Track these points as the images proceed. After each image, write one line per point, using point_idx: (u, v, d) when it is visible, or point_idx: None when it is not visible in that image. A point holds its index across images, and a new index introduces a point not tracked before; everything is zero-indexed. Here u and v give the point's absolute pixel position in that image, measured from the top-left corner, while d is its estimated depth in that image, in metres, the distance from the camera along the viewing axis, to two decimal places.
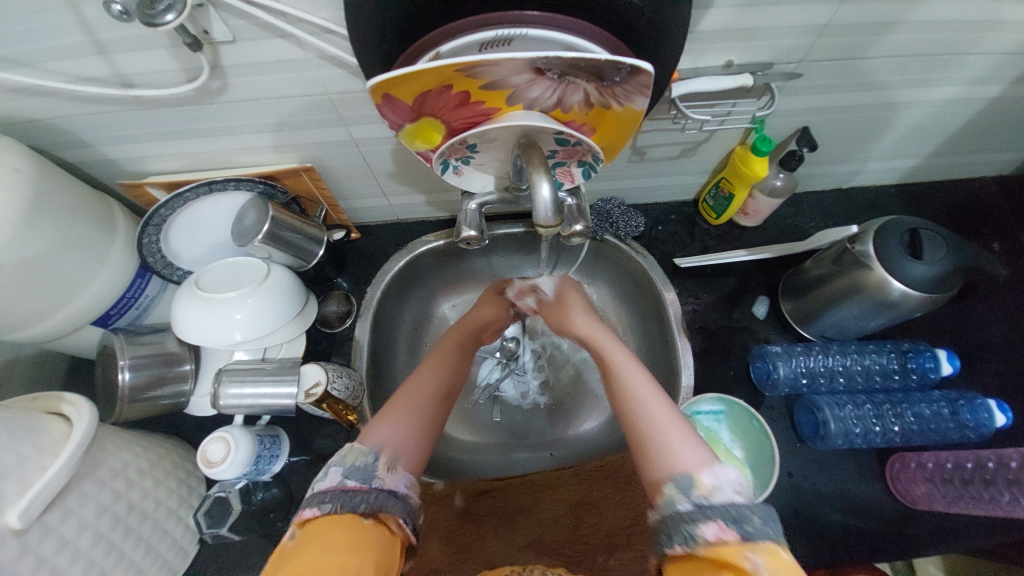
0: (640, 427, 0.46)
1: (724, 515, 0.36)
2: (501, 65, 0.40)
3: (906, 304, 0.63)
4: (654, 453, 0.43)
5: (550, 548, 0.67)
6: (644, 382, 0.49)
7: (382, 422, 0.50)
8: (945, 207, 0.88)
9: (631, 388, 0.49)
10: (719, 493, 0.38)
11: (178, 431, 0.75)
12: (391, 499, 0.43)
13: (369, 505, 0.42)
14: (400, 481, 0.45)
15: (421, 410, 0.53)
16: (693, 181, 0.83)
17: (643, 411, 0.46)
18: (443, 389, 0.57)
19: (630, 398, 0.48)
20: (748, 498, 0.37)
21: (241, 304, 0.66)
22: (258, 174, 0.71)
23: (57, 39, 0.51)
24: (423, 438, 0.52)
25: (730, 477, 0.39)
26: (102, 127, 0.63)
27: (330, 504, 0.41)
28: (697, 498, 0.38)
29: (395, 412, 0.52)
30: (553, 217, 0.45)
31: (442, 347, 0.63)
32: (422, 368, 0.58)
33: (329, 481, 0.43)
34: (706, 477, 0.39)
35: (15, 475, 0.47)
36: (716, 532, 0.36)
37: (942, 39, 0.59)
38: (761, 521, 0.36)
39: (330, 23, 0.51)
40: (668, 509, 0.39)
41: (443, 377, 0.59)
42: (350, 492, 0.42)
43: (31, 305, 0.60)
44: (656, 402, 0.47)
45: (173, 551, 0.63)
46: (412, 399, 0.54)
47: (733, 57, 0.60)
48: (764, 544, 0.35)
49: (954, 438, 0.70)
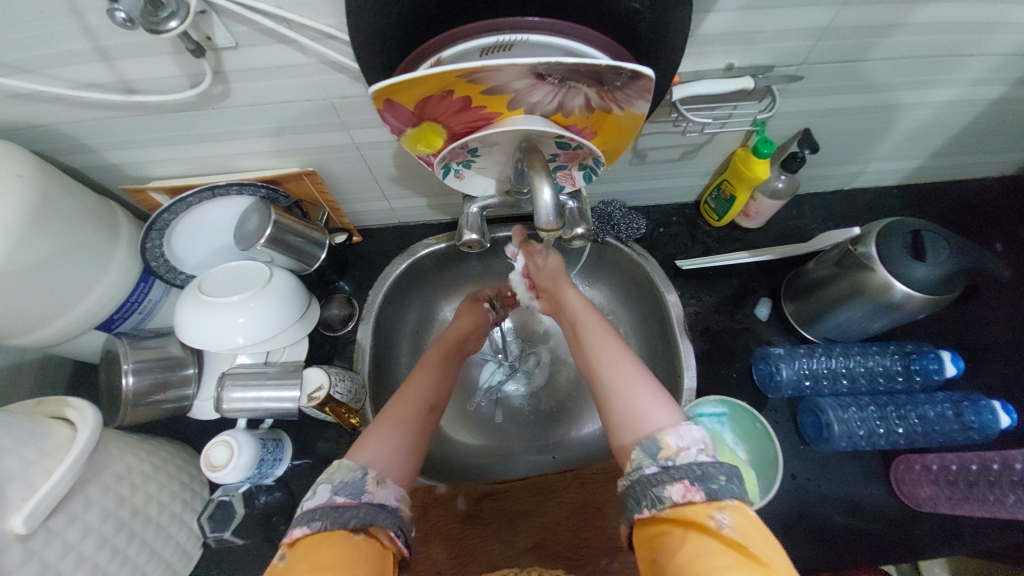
0: (608, 392, 0.48)
1: (689, 475, 0.38)
2: (502, 70, 0.40)
3: (909, 306, 0.63)
4: (622, 419, 0.45)
5: (553, 551, 0.67)
6: (616, 355, 0.51)
7: (369, 438, 0.51)
8: (947, 208, 0.88)
9: (602, 357, 0.52)
10: (685, 453, 0.40)
11: (181, 435, 0.75)
12: (381, 513, 0.43)
13: (360, 519, 0.42)
14: (389, 494, 0.46)
15: (406, 424, 0.54)
16: (694, 183, 0.83)
17: (612, 378, 0.49)
18: (428, 402, 0.58)
19: (601, 367, 0.51)
20: (712, 456, 0.39)
21: (244, 309, 0.66)
22: (261, 178, 0.71)
23: (61, 46, 0.52)
24: (412, 450, 0.52)
25: (694, 436, 0.41)
26: (105, 133, 0.63)
27: (319, 522, 0.41)
28: (662, 459, 0.40)
29: (382, 426, 0.53)
30: (556, 220, 0.45)
31: (426, 360, 0.64)
32: (408, 383, 0.60)
33: (318, 499, 0.43)
34: (670, 438, 0.41)
35: (20, 480, 0.47)
36: (682, 493, 0.38)
37: (944, 41, 0.59)
38: (726, 479, 0.38)
39: (332, 29, 0.51)
40: (636, 472, 0.41)
41: (427, 389, 0.60)
42: (339, 508, 0.42)
43: (35, 310, 0.60)
44: (624, 368, 0.49)
45: (176, 555, 0.63)
46: (398, 414, 0.55)
47: (734, 60, 0.60)
48: (729, 499, 0.37)
49: (958, 439, 0.70)
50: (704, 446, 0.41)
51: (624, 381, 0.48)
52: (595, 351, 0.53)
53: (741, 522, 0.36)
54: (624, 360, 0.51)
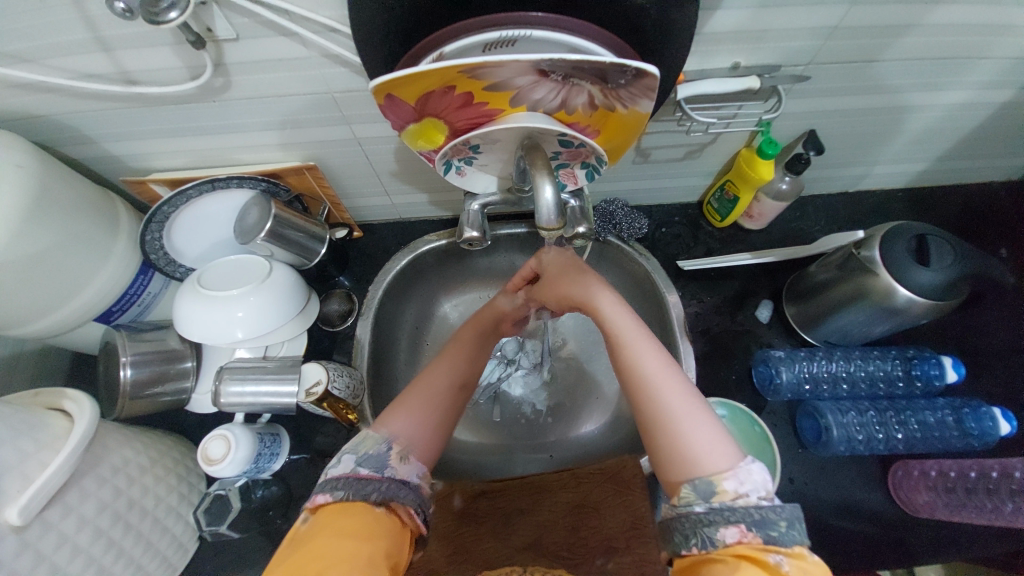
0: (655, 416, 0.44)
1: (747, 519, 0.38)
2: (504, 66, 0.40)
3: (911, 311, 0.62)
4: (670, 453, 0.43)
5: (548, 550, 0.66)
6: (664, 372, 0.46)
7: (395, 414, 0.50)
8: (952, 212, 0.87)
9: (648, 376, 0.46)
10: (744, 498, 0.39)
11: (180, 428, 0.75)
12: (402, 490, 0.44)
13: (381, 494, 0.43)
14: (412, 471, 0.46)
15: (437, 400, 0.52)
16: (697, 183, 0.83)
17: (663, 405, 0.44)
18: (460, 379, 0.55)
19: (647, 388, 0.45)
20: (773, 501, 0.39)
21: (243, 302, 0.66)
22: (261, 172, 0.71)
23: (60, 35, 0.51)
24: (438, 433, 0.51)
25: (754, 481, 0.40)
26: (106, 124, 0.63)
27: (343, 491, 0.43)
28: (716, 502, 0.39)
29: (410, 402, 0.51)
30: (557, 219, 0.45)
31: (461, 336, 0.59)
32: (437, 363, 0.55)
33: (343, 468, 0.45)
34: (728, 483, 0.40)
35: (16, 472, 0.47)
36: (737, 536, 0.38)
37: (953, 43, 0.58)
38: (787, 525, 0.38)
39: (334, 22, 0.50)
40: (685, 509, 0.40)
41: (462, 367, 0.56)
42: (362, 481, 0.43)
43: (34, 301, 0.60)
44: (680, 395, 0.45)
45: (173, 548, 0.63)
46: (428, 390, 0.53)
47: (740, 59, 0.59)
48: (788, 545, 0.37)
49: (958, 446, 0.69)
50: (763, 489, 0.40)
51: (677, 409, 0.44)
52: (637, 364, 0.46)
53: (798, 569, 0.36)
54: (676, 385, 0.45)
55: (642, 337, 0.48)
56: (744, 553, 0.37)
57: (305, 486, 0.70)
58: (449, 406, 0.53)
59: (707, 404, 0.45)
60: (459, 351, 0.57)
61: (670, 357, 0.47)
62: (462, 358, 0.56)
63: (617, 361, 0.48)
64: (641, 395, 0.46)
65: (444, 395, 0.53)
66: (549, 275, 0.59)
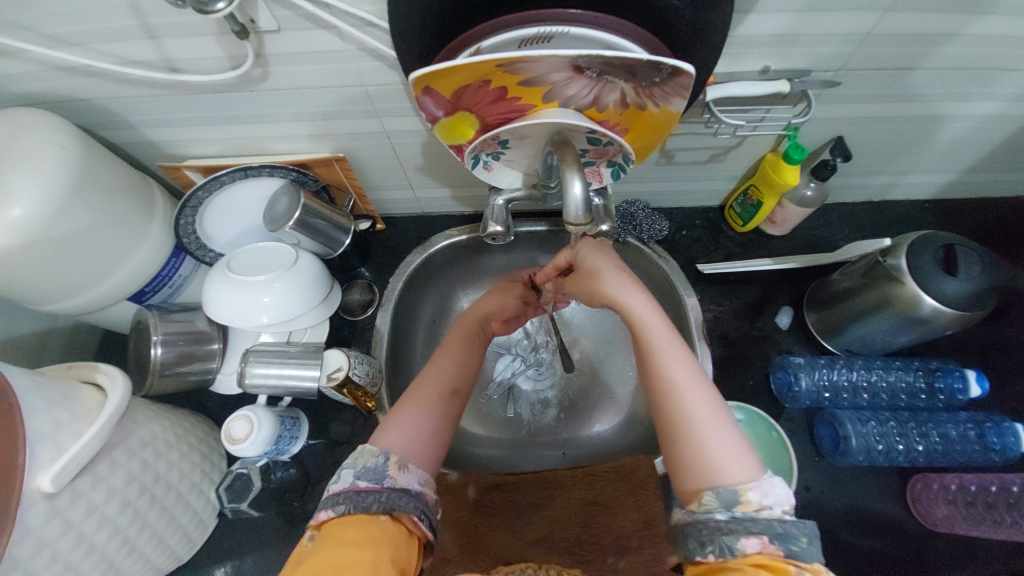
0: (679, 425, 0.45)
1: (769, 531, 0.38)
2: (542, 61, 0.41)
3: (937, 322, 0.61)
4: (691, 462, 0.43)
5: (559, 545, 0.67)
6: (691, 383, 0.46)
7: (388, 428, 0.51)
8: (981, 225, 0.86)
9: (676, 382, 0.46)
10: (767, 510, 0.39)
11: (202, 408, 0.77)
12: (403, 498, 0.44)
13: (382, 504, 0.43)
14: (413, 479, 0.47)
15: (432, 407, 0.54)
16: (720, 187, 0.83)
17: (689, 414, 0.45)
18: (449, 386, 0.56)
19: (673, 394, 0.46)
20: (796, 517, 0.39)
21: (269, 288, 0.68)
22: (292, 162, 0.73)
23: (111, 22, 0.53)
24: (434, 440, 0.52)
25: (778, 495, 0.40)
26: (148, 111, 0.65)
27: (342, 506, 0.43)
28: (738, 512, 0.39)
29: (404, 412, 0.53)
30: (585, 215, 0.46)
31: (448, 342, 0.61)
32: (425, 373, 0.57)
33: (343, 483, 0.45)
34: (753, 494, 0.40)
35: (51, 440, 0.49)
36: (758, 547, 0.38)
37: (990, 52, 0.58)
38: (808, 541, 0.38)
39: (373, 16, 0.52)
40: (704, 515, 0.40)
41: (451, 373, 0.58)
42: (361, 494, 0.44)
43: (71, 278, 0.62)
44: (704, 403, 0.45)
45: (192, 523, 0.65)
46: (420, 398, 0.54)
47: (771, 62, 0.59)
48: (806, 561, 0.38)
49: (979, 461, 0.68)
50: (785, 503, 0.40)
51: (702, 419, 0.44)
52: (665, 370, 0.47)
53: None
54: (700, 393, 0.46)
55: (671, 341, 0.48)
56: (763, 563, 0.37)
57: (321, 472, 0.72)
58: (444, 414, 0.54)
59: (728, 412, 0.45)
60: (445, 360, 0.59)
61: (697, 364, 0.48)
62: (451, 366, 0.58)
63: (645, 365, 0.49)
64: (665, 402, 0.46)
65: (438, 406, 0.54)
66: (582, 268, 0.56)
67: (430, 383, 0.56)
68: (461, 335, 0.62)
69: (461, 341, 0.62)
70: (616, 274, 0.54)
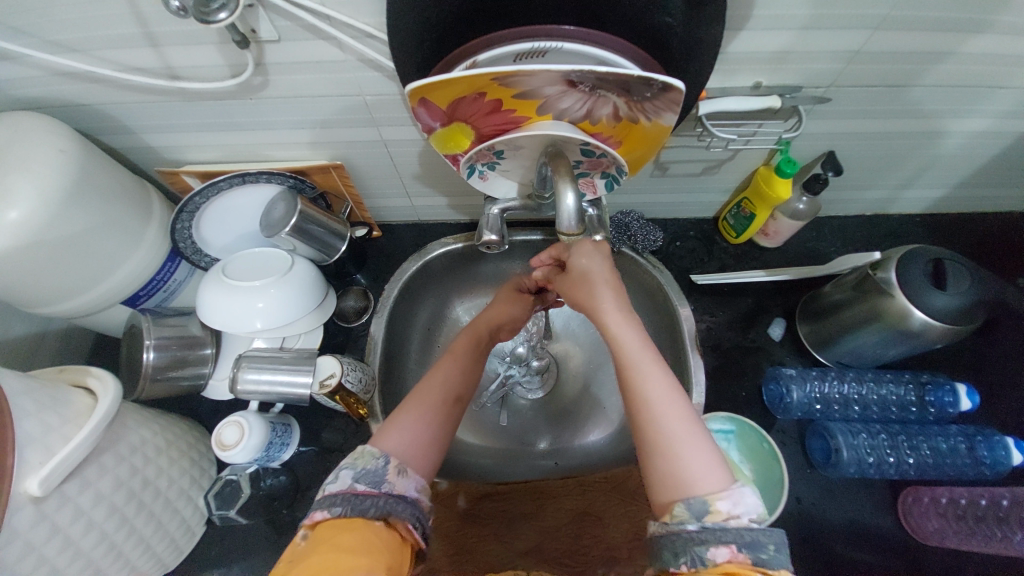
0: (652, 436, 0.44)
1: (738, 540, 0.38)
2: (535, 76, 0.42)
3: (926, 335, 0.62)
4: (664, 474, 0.43)
5: (549, 556, 0.66)
6: (666, 395, 0.46)
7: (389, 428, 0.52)
8: (971, 239, 0.87)
9: (650, 396, 0.46)
10: (736, 519, 0.39)
11: (194, 414, 0.77)
12: (400, 504, 0.44)
13: (379, 509, 0.43)
14: (410, 486, 0.47)
15: (435, 413, 0.54)
16: (714, 199, 0.84)
17: (663, 427, 0.44)
18: (454, 393, 0.57)
19: (648, 407, 0.46)
20: (763, 525, 0.38)
21: (264, 294, 0.68)
22: (290, 169, 0.73)
23: (112, 29, 0.54)
24: (433, 442, 0.52)
25: (747, 503, 0.40)
26: (146, 116, 0.66)
27: (340, 507, 0.43)
28: (709, 522, 0.39)
29: (405, 415, 0.53)
30: (576, 225, 0.47)
31: (455, 348, 0.61)
32: (432, 372, 0.58)
33: (340, 484, 0.45)
34: (723, 503, 0.40)
35: (39, 444, 0.48)
36: (728, 556, 0.38)
37: (977, 71, 0.59)
38: (776, 550, 0.38)
39: (372, 28, 0.53)
40: (676, 527, 0.40)
41: (454, 381, 0.58)
42: (359, 497, 0.43)
43: (66, 281, 0.62)
44: (680, 418, 0.45)
45: (180, 530, 0.64)
46: (423, 403, 0.54)
47: (761, 79, 0.60)
48: (774, 569, 0.38)
49: (970, 474, 0.68)
50: (755, 512, 0.40)
51: (678, 432, 0.44)
52: (640, 383, 0.47)
53: None
54: (677, 407, 0.45)
55: (646, 353, 0.48)
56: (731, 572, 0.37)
57: (312, 478, 0.71)
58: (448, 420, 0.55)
59: (704, 427, 0.45)
60: (449, 363, 0.59)
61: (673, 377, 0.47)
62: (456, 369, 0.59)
63: (620, 378, 0.48)
64: (639, 414, 0.46)
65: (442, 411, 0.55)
66: (573, 273, 0.56)
67: (432, 391, 0.56)
68: (468, 338, 0.63)
69: (467, 346, 0.62)
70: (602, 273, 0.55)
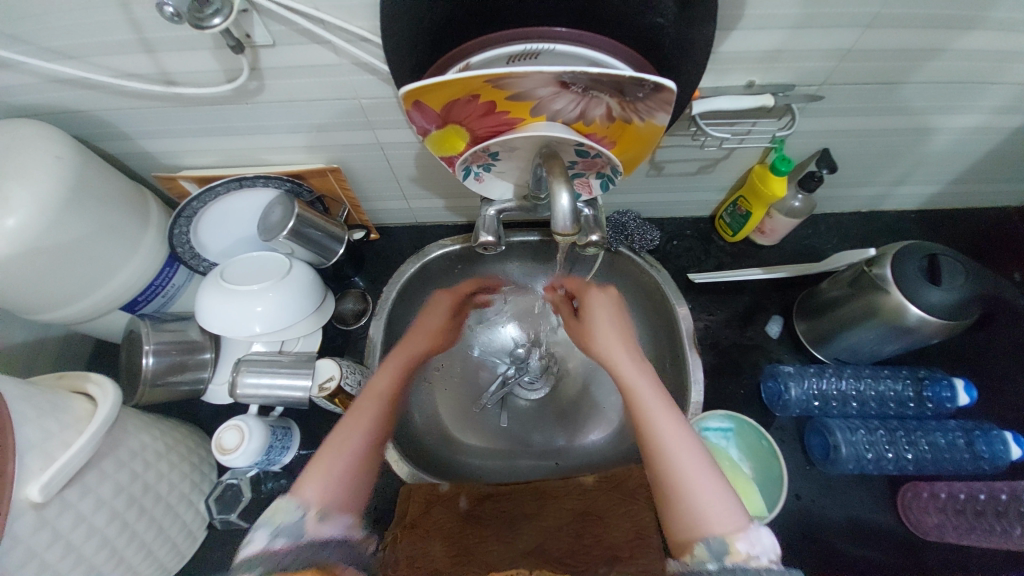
0: (668, 479, 0.49)
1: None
2: (528, 77, 0.42)
3: (922, 331, 0.62)
4: (682, 514, 0.46)
5: (552, 556, 0.63)
6: (681, 443, 0.50)
7: (309, 476, 0.53)
8: (966, 235, 0.87)
9: (666, 442, 0.51)
10: (755, 559, 0.41)
11: (194, 418, 0.77)
12: (321, 550, 0.47)
13: (301, 558, 0.45)
14: (334, 528, 0.49)
15: (363, 456, 0.57)
16: (710, 198, 0.84)
17: (678, 470, 0.49)
18: (378, 437, 0.60)
19: (664, 452, 0.50)
20: (782, 567, 0.40)
21: (262, 298, 0.68)
22: (287, 173, 0.74)
23: (107, 36, 0.54)
24: (357, 486, 0.54)
25: (765, 544, 0.42)
26: (143, 122, 0.66)
27: (262, 566, 0.43)
28: (728, 562, 0.41)
29: (328, 457, 0.55)
30: (572, 226, 0.46)
31: (374, 391, 0.64)
32: (350, 417, 0.59)
33: (254, 546, 0.45)
34: (740, 543, 0.42)
35: (39, 450, 0.49)
36: None
37: (968, 67, 0.59)
38: None
39: (367, 32, 0.53)
40: (697, 566, 0.42)
41: (376, 425, 0.60)
42: (278, 553, 0.44)
43: (64, 288, 0.62)
44: (694, 462, 0.49)
45: (181, 534, 0.65)
46: (345, 448, 0.56)
47: (755, 77, 0.60)
48: None
49: (968, 469, 0.68)
50: (772, 553, 0.42)
51: (693, 475, 0.48)
52: (658, 431, 0.52)
53: None
54: (691, 453, 0.50)
55: (664, 406, 0.54)
56: None
57: None
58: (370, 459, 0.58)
59: (718, 470, 0.49)
60: (368, 407, 0.61)
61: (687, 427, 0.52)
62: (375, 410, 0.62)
63: (639, 427, 0.54)
64: (657, 459, 0.50)
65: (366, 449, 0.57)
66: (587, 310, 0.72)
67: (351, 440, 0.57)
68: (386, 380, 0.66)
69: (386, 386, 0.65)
70: (608, 323, 0.69)
